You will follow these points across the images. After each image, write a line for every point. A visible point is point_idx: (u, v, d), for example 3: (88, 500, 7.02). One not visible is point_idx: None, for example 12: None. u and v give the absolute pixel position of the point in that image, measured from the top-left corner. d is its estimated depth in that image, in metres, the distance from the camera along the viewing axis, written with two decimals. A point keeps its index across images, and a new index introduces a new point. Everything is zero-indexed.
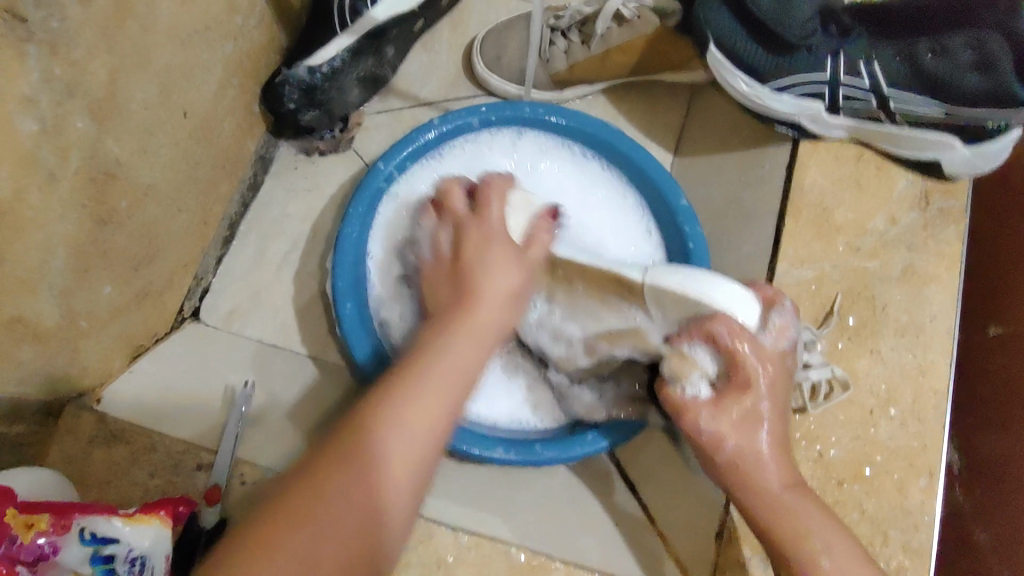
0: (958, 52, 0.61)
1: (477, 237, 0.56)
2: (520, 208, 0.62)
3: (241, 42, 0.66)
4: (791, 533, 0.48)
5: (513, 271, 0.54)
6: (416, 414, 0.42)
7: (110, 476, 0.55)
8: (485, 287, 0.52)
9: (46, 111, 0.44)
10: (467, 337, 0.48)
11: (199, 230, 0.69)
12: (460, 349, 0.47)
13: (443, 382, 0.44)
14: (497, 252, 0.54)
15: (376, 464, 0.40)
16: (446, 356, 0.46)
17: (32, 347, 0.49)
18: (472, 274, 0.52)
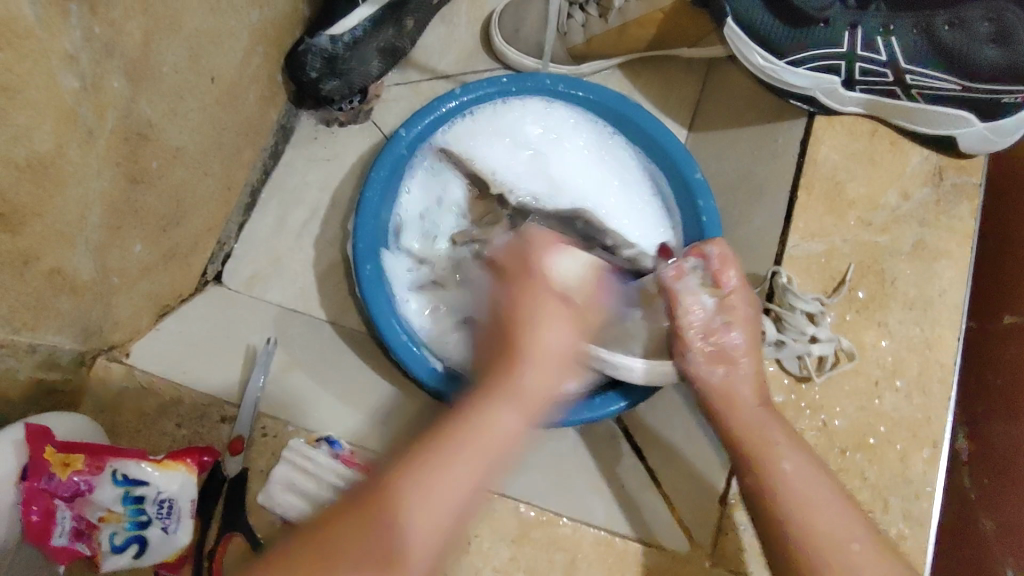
0: (975, 24, 0.61)
1: (533, 301, 0.49)
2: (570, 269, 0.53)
3: (266, 11, 0.67)
4: (757, 442, 0.52)
5: (569, 337, 0.48)
6: (460, 470, 0.42)
7: (140, 426, 0.58)
8: (538, 352, 0.47)
9: (85, 68, 0.45)
10: (533, 372, 0.46)
11: (222, 195, 0.71)
12: (511, 419, 0.44)
13: (495, 445, 0.43)
14: (555, 311, 0.49)
15: (426, 501, 0.41)
16: (504, 420, 0.44)
17: (70, 298, 0.51)
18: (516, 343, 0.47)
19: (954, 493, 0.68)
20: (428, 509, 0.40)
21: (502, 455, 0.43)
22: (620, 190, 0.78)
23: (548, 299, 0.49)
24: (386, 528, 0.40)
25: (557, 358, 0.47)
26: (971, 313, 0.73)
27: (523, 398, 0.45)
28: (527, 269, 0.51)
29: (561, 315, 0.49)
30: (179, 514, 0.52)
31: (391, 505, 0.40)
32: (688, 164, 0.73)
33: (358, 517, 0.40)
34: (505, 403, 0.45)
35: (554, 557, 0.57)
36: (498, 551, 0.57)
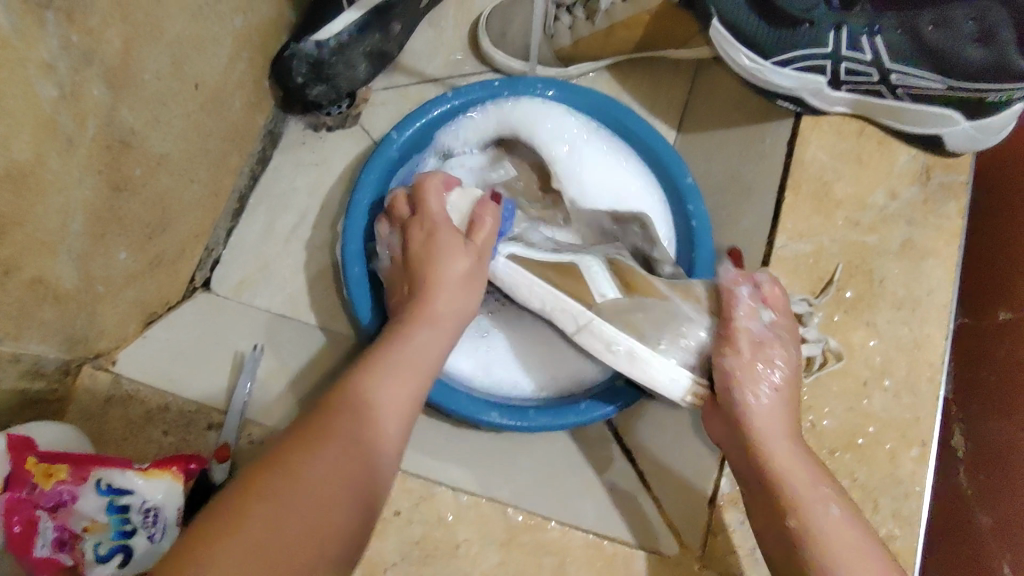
0: (960, 24, 0.60)
1: (432, 243, 0.58)
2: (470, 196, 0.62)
3: (250, 16, 0.67)
4: (799, 484, 0.50)
5: (467, 256, 0.58)
6: (396, 374, 0.50)
7: (126, 434, 0.58)
8: (442, 276, 0.57)
9: (64, 77, 0.45)
10: (443, 295, 0.56)
11: (209, 202, 0.71)
12: (427, 334, 0.54)
13: (416, 367, 0.52)
14: (451, 241, 0.58)
15: (366, 421, 0.46)
16: (422, 340, 0.54)
17: (53, 307, 0.51)
18: (425, 272, 0.57)
19: (951, 492, 0.67)
20: (387, 412, 0.48)
21: (422, 372, 0.52)
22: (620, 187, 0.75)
23: (437, 229, 0.59)
24: (350, 430, 0.45)
25: (457, 283, 0.57)
26: (967, 309, 0.72)
27: (435, 319, 0.55)
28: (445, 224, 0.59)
29: (454, 240, 0.58)
30: (165, 523, 0.52)
31: (360, 406, 0.47)
32: (677, 166, 0.74)
33: (303, 439, 0.44)
34: (422, 322, 0.55)
35: (543, 561, 0.56)
36: (486, 556, 0.56)
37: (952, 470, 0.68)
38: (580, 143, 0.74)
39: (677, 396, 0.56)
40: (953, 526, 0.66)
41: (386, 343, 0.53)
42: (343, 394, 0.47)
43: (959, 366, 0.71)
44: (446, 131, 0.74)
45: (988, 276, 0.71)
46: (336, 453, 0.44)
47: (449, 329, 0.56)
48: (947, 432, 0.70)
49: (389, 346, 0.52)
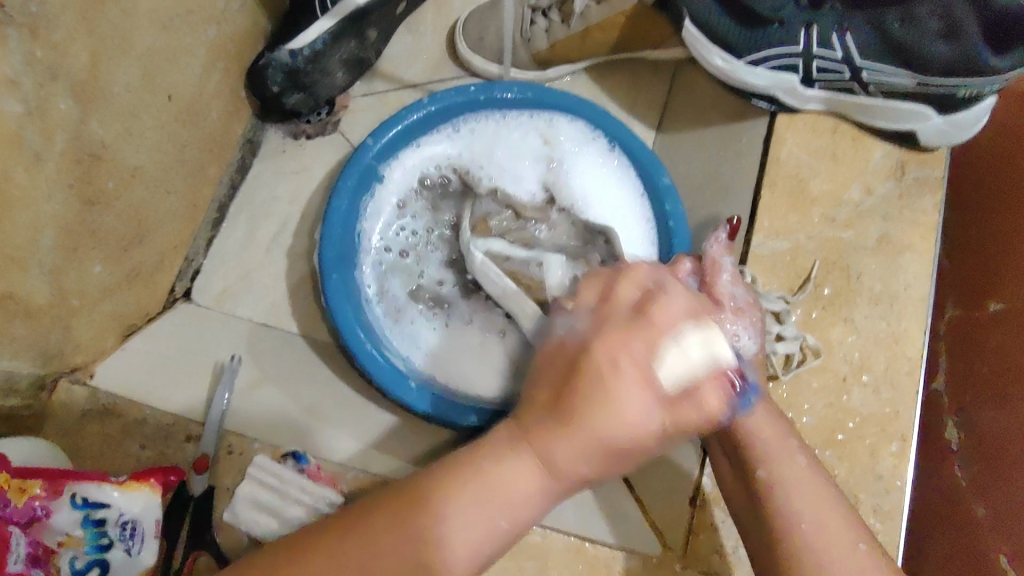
0: (925, 20, 0.60)
1: (614, 343, 0.42)
2: (686, 357, 0.42)
3: (224, 26, 0.67)
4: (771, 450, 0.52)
5: (653, 406, 0.41)
6: (495, 506, 0.42)
7: (103, 449, 0.57)
8: (597, 416, 0.40)
9: (29, 93, 0.45)
10: (566, 442, 0.41)
11: (187, 212, 0.71)
12: (531, 481, 0.42)
13: (501, 492, 0.42)
14: (635, 366, 0.41)
15: (485, 504, 0.42)
16: (516, 476, 0.42)
17: (26, 322, 0.51)
18: (584, 384, 0.41)
19: (946, 485, 0.67)
20: (450, 534, 0.41)
21: (494, 501, 0.42)
22: (590, 186, 0.77)
23: (617, 328, 0.43)
24: (423, 533, 0.41)
25: (633, 429, 0.41)
26: (958, 299, 0.71)
27: (555, 472, 0.41)
28: (626, 311, 0.44)
29: (641, 360, 0.41)
30: (143, 536, 0.52)
31: (422, 535, 0.41)
32: (655, 167, 0.73)
33: (386, 515, 0.42)
34: (520, 452, 0.42)
35: (524, 565, 0.56)
36: None
37: (945, 462, 0.68)
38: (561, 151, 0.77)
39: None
40: (947, 520, 0.66)
41: (478, 445, 0.44)
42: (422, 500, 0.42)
43: (952, 356, 0.70)
44: (428, 133, 0.75)
45: (976, 266, 0.70)
46: (405, 546, 0.41)
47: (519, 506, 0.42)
48: (942, 426, 0.70)
49: (478, 458, 0.43)
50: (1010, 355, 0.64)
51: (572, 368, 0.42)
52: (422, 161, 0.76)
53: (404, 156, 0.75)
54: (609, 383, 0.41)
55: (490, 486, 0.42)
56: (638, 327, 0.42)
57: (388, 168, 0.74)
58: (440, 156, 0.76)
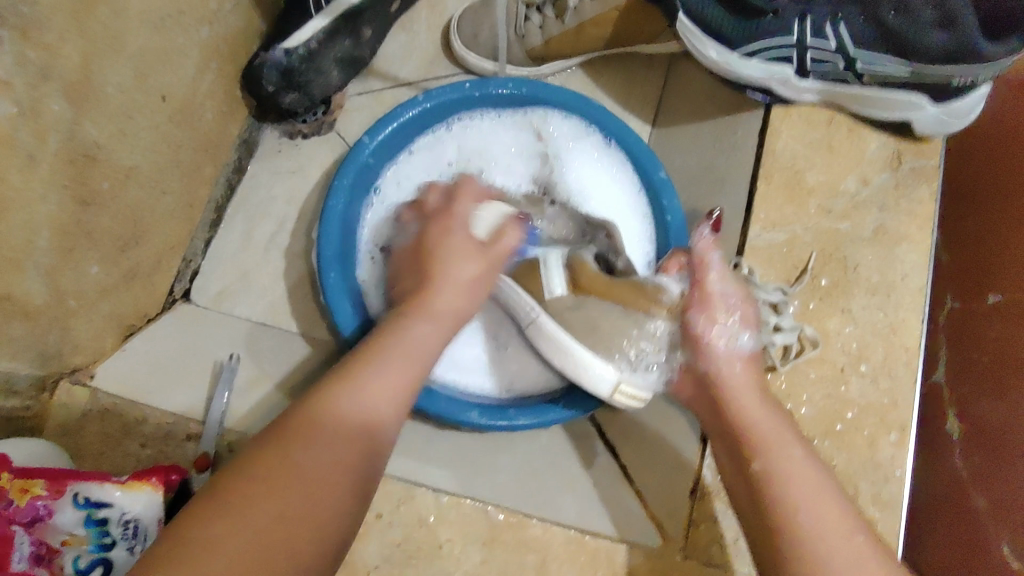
0: (920, 11, 0.61)
1: (439, 231, 0.62)
2: (486, 220, 0.64)
3: (217, 26, 0.67)
4: (768, 439, 0.52)
5: (479, 263, 0.59)
6: (382, 387, 0.48)
7: (104, 448, 0.57)
8: (445, 274, 0.58)
9: (22, 94, 0.46)
10: (431, 325, 0.54)
11: (184, 213, 0.71)
12: (424, 331, 0.53)
13: (411, 349, 0.51)
14: (462, 248, 0.60)
15: (361, 389, 0.47)
16: (420, 332, 0.53)
17: (23, 323, 0.51)
18: (413, 306, 0.55)
19: (947, 475, 0.67)
20: (370, 400, 0.47)
21: (419, 365, 0.51)
22: (588, 178, 0.77)
23: (459, 238, 0.60)
24: (329, 420, 0.44)
25: (450, 314, 0.56)
26: (957, 292, 0.71)
27: (434, 315, 0.55)
28: (446, 210, 0.64)
29: (465, 273, 0.58)
30: (145, 534, 0.52)
31: (323, 413, 0.44)
32: (652, 164, 0.73)
33: (280, 440, 0.42)
34: (422, 318, 0.54)
35: (525, 558, 0.56)
36: (468, 556, 0.56)
37: (945, 453, 0.68)
38: (561, 149, 0.77)
39: (604, 394, 0.61)
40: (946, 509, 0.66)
41: (382, 335, 0.52)
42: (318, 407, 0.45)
43: (951, 347, 0.70)
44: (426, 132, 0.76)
45: (974, 258, 0.70)
46: (315, 447, 0.43)
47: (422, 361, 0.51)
48: (942, 418, 0.69)
49: (384, 341, 0.51)
50: (1011, 346, 0.64)
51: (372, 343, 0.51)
52: (418, 158, 0.76)
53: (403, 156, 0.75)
54: (443, 273, 0.58)
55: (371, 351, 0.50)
56: (433, 253, 0.60)
57: (387, 168, 0.75)
58: (440, 155, 0.77)
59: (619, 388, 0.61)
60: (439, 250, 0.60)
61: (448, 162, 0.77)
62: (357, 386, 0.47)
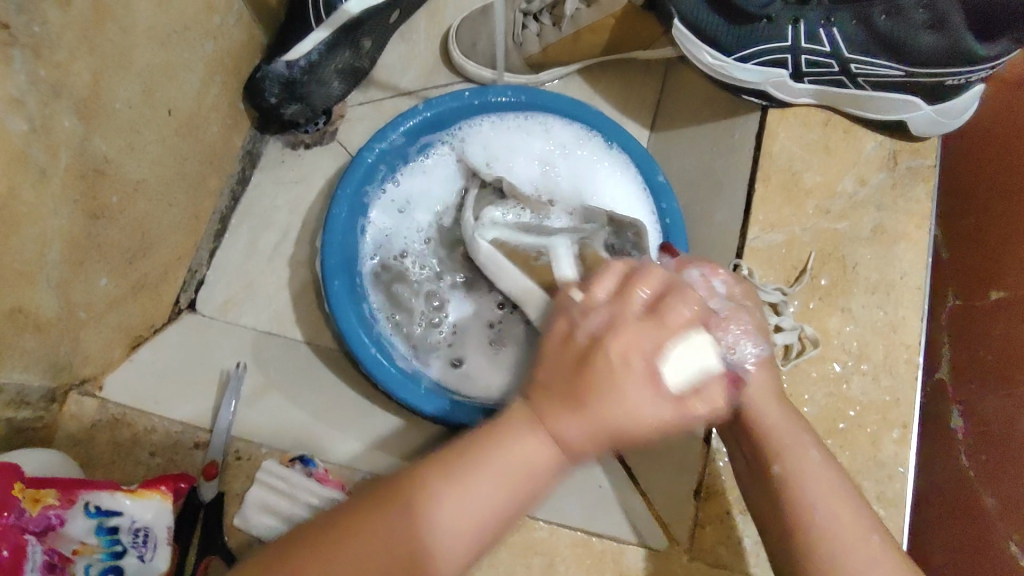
0: (911, 12, 0.61)
1: (631, 342, 0.41)
2: (683, 361, 0.40)
3: (221, 41, 0.68)
4: (782, 444, 0.52)
5: (657, 400, 0.40)
6: (489, 481, 0.41)
7: (114, 458, 0.57)
8: (605, 409, 0.40)
9: (33, 111, 0.47)
10: (573, 418, 0.40)
11: (190, 224, 0.72)
12: (542, 449, 0.41)
13: (523, 475, 0.41)
14: (641, 377, 0.40)
15: (461, 499, 0.41)
16: (530, 447, 0.41)
17: (35, 336, 0.52)
18: (596, 393, 0.40)
19: (954, 474, 0.67)
20: (441, 526, 0.40)
21: (528, 482, 0.41)
22: (589, 179, 0.78)
23: (643, 388, 0.40)
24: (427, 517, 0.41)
25: (643, 422, 0.40)
26: (960, 289, 0.71)
27: (547, 425, 0.41)
28: (646, 307, 0.42)
29: (649, 387, 0.40)
30: (156, 543, 0.53)
31: (416, 510, 0.41)
32: (650, 167, 0.74)
33: (377, 498, 0.42)
34: (537, 426, 0.41)
35: (533, 561, 0.56)
36: (476, 559, 0.56)
37: (952, 451, 0.68)
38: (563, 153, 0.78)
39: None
40: (954, 506, 0.67)
41: (496, 425, 0.43)
42: (417, 481, 0.42)
43: (955, 345, 0.70)
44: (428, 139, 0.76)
45: (973, 256, 0.71)
46: (401, 526, 0.40)
47: (527, 477, 0.41)
48: (947, 417, 0.70)
49: (492, 432, 0.42)
50: (1013, 344, 0.64)
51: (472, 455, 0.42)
52: (419, 169, 0.77)
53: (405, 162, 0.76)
54: (618, 378, 0.40)
55: (605, 376, 0.40)
56: (664, 319, 0.41)
57: (389, 175, 0.75)
58: (442, 161, 0.77)
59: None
60: (663, 308, 0.42)
61: (450, 167, 0.77)
62: (449, 501, 0.41)
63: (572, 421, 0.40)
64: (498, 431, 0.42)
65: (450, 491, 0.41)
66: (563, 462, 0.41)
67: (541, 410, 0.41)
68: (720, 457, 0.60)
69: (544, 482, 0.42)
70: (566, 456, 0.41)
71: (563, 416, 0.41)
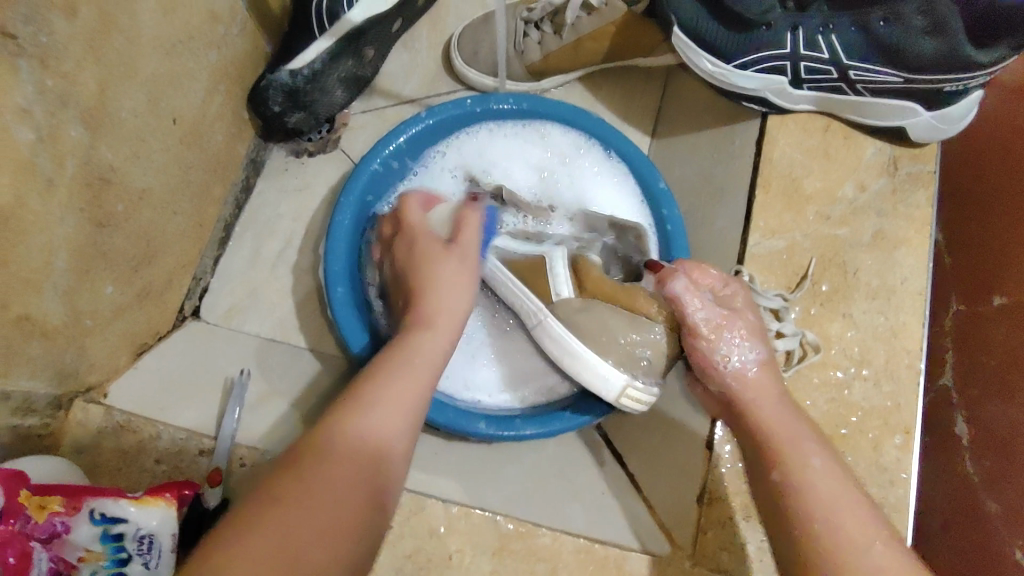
0: (910, 17, 0.62)
1: (425, 270, 0.58)
2: (444, 210, 0.65)
3: (225, 50, 0.69)
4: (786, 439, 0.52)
5: (468, 289, 0.58)
6: (390, 405, 0.46)
7: (120, 464, 0.58)
8: (435, 277, 0.57)
9: (41, 121, 0.47)
10: (440, 334, 0.54)
11: (195, 232, 0.72)
12: (436, 344, 0.53)
13: (420, 357, 0.51)
14: (433, 245, 0.60)
15: (384, 408, 0.46)
16: (429, 344, 0.53)
17: (41, 343, 0.53)
18: (419, 294, 0.57)
19: (959, 478, 0.68)
20: (377, 434, 0.45)
21: (433, 371, 0.51)
22: (590, 189, 0.78)
23: (427, 241, 0.61)
24: (350, 433, 0.44)
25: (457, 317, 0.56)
26: (962, 295, 0.72)
27: (434, 325, 0.54)
28: (454, 235, 0.61)
29: (441, 249, 0.59)
30: (160, 550, 0.53)
31: (340, 435, 0.44)
32: (650, 172, 0.74)
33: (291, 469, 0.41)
34: (423, 328, 0.54)
35: (535, 567, 0.56)
36: (479, 565, 0.56)
37: (956, 454, 0.69)
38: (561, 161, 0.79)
39: (609, 396, 0.61)
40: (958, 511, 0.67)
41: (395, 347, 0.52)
42: (322, 430, 0.44)
43: (960, 351, 0.70)
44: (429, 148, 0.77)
45: (976, 262, 0.71)
46: (333, 470, 0.41)
47: (431, 368, 0.51)
48: (950, 420, 0.70)
49: (398, 346, 0.52)
50: (1013, 350, 0.64)
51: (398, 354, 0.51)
52: (426, 175, 0.77)
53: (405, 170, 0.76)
54: (438, 271, 0.58)
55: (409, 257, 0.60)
56: (417, 230, 0.62)
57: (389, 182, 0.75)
58: (440, 169, 0.78)
59: (624, 392, 0.61)
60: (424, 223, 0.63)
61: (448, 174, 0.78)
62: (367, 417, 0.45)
63: (434, 334, 0.54)
64: (396, 343, 0.52)
65: (363, 412, 0.45)
66: (448, 341, 0.55)
67: (421, 318, 0.55)
68: (723, 463, 0.60)
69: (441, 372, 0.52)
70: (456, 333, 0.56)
71: (415, 309, 0.56)
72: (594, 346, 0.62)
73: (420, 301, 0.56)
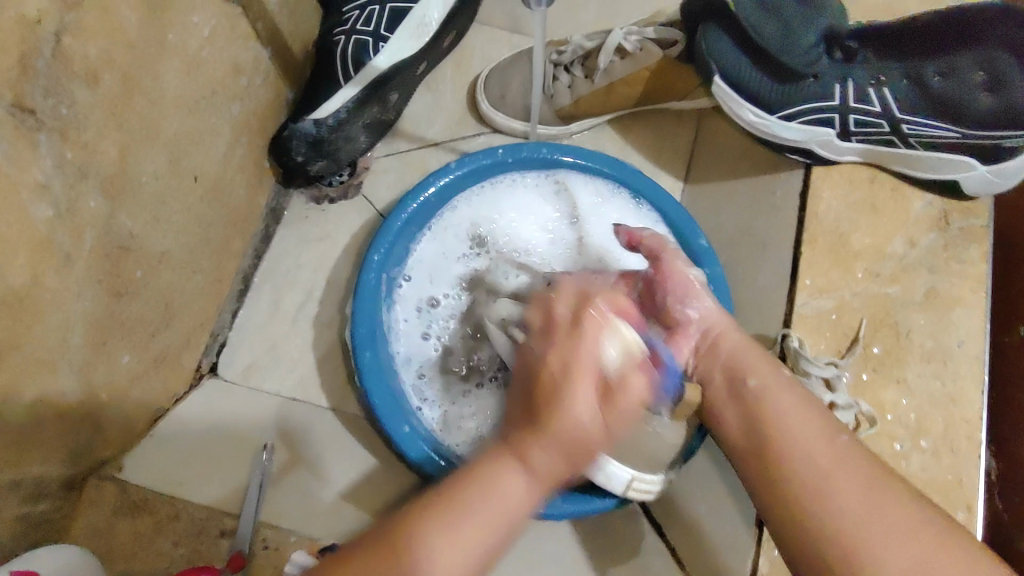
0: (967, 72, 0.61)
1: (559, 363, 0.44)
2: (624, 339, 0.46)
3: (247, 101, 0.66)
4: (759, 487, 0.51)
5: (598, 416, 0.43)
6: (472, 537, 0.40)
7: (136, 548, 0.56)
8: (564, 421, 0.42)
9: (59, 195, 0.44)
10: (549, 448, 0.42)
11: (213, 287, 0.69)
12: (517, 485, 0.42)
13: (507, 510, 0.41)
14: (589, 371, 0.43)
15: (446, 538, 0.40)
16: (512, 485, 0.41)
17: (56, 424, 0.49)
18: (550, 404, 0.43)
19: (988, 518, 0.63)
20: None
21: (507, 526, 0.41)
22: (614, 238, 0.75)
23: (584, 372, 0.43)
24: (415, 555, 0.40)
25: (580, 433, 0.42)
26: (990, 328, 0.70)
27: (532, 463, 0.42)
28: (570, 324, 0.46)
29: (593, 385, 0.43)
30: None
31: (405, 553, 0.40)
32: (690, 229, 0.71)
33: (371, 560, 0.40)
34: (519, 465, 0.42)
35: None
36: None
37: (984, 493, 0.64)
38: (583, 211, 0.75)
39: (616, 491, 0.57)
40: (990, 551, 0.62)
41: (472, 466, 0.43)
42: (405, 532, 0.41)
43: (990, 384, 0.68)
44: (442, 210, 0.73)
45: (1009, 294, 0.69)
46: (394, 573, 0.39)
47: (504, 518, 0.41)
48: None
49: (477, 473, 0.42)
50: None
51: (468, 477, 0.42)
52: (439, 240, 0.73)
53: (423, 231, 0.73)
54: (576, 351, 0.44)
55: (556, 388, 0.43)
56: (583, 334, 0.45)
57: (411, 244, 0.72)
58: (457, 230, 0.74)
59: (631, 485, 0.57)
60: (583, 328, 0.45)
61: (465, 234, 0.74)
62: (434, 556, 0.40)
63: (536, 443, 0.42)
64: (477, 468, 0.43)
65: (438, 539, 0.40)
66: (540, 490, 0.42)
67: (514, 443, 0.43)
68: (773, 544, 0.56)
69: (524, 520, 0.42)
70: (545, 482, 0.42)
71: (534, 444, 0.42)
72: (606, 452, 0.57)
73: (549, 430, 0.42)
